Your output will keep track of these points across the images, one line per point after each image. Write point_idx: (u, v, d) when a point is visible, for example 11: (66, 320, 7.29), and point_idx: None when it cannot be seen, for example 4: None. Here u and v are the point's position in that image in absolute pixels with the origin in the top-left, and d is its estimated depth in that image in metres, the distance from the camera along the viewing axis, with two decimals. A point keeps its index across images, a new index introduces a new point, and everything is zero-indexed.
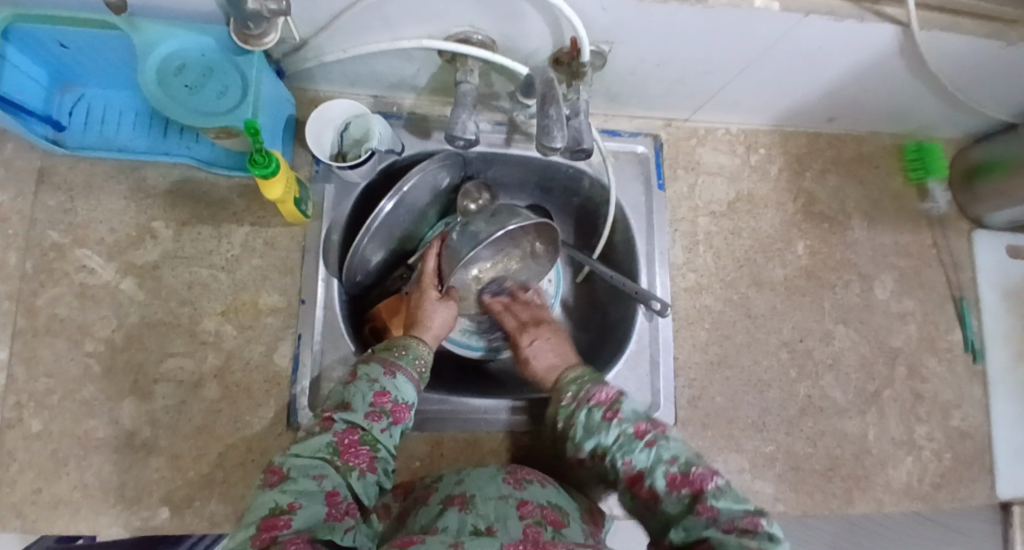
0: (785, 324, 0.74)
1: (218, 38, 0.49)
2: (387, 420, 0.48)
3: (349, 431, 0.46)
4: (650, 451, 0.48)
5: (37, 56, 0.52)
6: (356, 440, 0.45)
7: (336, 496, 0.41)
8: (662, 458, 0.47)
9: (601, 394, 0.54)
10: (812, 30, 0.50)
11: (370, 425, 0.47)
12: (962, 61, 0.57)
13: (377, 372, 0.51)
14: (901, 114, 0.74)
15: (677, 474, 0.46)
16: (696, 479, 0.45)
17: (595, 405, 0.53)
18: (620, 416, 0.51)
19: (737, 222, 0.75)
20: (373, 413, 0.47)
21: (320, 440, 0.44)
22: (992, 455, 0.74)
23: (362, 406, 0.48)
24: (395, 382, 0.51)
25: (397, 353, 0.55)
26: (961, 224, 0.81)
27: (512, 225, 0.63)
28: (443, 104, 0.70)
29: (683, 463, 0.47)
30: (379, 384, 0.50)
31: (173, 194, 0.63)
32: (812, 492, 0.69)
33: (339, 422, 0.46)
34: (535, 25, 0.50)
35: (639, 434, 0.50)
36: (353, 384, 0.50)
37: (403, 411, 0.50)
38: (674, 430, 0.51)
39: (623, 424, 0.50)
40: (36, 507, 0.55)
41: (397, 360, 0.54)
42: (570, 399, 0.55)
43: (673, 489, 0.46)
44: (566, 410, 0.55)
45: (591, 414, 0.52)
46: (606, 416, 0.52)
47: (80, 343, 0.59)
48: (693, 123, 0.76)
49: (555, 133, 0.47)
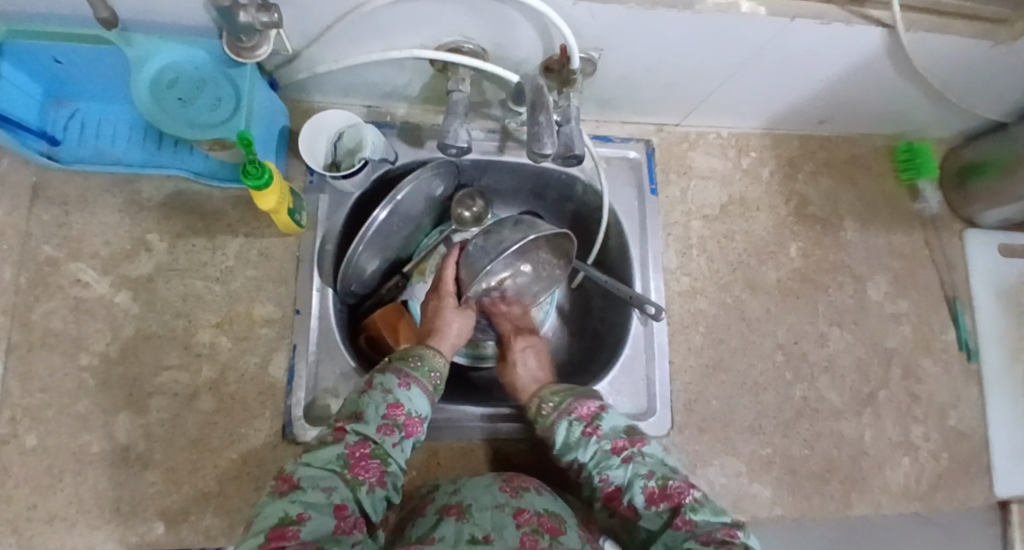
0: (780, 327, 0.74)
1: (210, 52, 0.49)
2: (399, 434, 0.48)
3: (361, 444, 0.46)
4: (628, 467, 0.49)
5: (33, 72, 0.53)
6: (367, 454, 0.45)
7: (344, 510, 0.41)
8: (639, 472, 0.49)
9: (582, 409, 0.54)
10: (799, 35, 0.51)
11: (382, 438, 0.46)
12: (949, 61, 0.58)
13: (392, 382, 0.51)
14: (890, 116, 0.75)
15: (655, 489, 0.47)
16: (674, 494, 0.46)
17: (576, 419, 0.53)
18: (599, 433, 0.52)
19: (730, 225, 0.75)
20: (385, 427, 0.47)
21: (332, 451, 0.44)
22: (989, 454, 0.74)
23: (375, 418, 0.47)
24: (409, 395, 0.50)
25: (412, 363, 0.54)
26: (953, 224, 0.81)
27: (529, 238, 0.63)
28: (436, 113, 0.71)
29: (661, 478, 0.48)
30: (392, 396, 0.49)
31: (167, 207, 0.63)
32: (809, 494, 0.69)
33: (352, 433, 0.46)
34: (525, 33, 0.51)
35: (617, 450, 0.51)
36: (366, 394, 0.49)
37: (416, 424, 0.49)
38: (651, 445, 0.52)
39: (601, 441, 0.51)
40: (31, 523, 0.55)
41: (412, 372, 0.53)
42: (550, 410, 0.56)
43: (651, 503, 0.47)
44: (546, 421, 0.56)
45: (572, 428, 0.53)
46: (585, 432, 0.52)
47: (74, 357, 0.59)
48: (684, 128, 0.77)
49: (546, 139, 0.48)
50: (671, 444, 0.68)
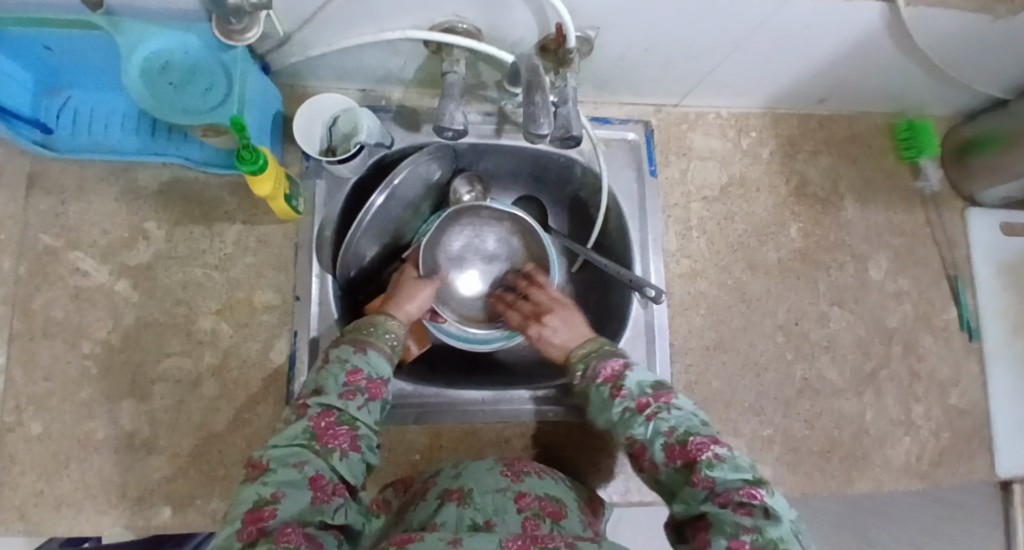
0: (780, 307, 0.74)
1: (201, 36, 0.48)
2: (363, 397, 0.47)
3: (325, 414, 0.44)
4: (649, 424, 0.47)
5: (24, 60, 0.53)
6: (333, 422, 0.43)
7: (320, 479, 0.39)
8: (660, 430, 0.46)
9: (608, 370, 0.53)
10: (797, 11, 0.50)
11: (346, 404, 0.45)
12: (952, 36, 0.56)
13: (348, 350, 0.50)
14: (893, 93, 0.74)
15: (675, 446, 0.44)
16: (693, 451, 0.43)
17: (602, 382, 0.52)
18: (624, 393, 0.50)
19: (730, 206, 0.75)
20: (346, 392, 0.45)
21: (296, 428, 0.42)
22: (991, 431, 0.75)
23: (335, 387, 0.45)
24: (367, 358, 0.50)
25: (367, 331, 0.54)
26: (955, 202, 0.81)
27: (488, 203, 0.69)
28: (432, 96, 0.70)
29: (682, 434, 0.45)
30: (350, 363, 0.48)
31: (165, 194, 0.63)
32: (810, 472, 0.70)
33: (313, 407, 0.44)
34: (520, 12, 0.50)
35: (640, 409, 0.48)
36: (323, 369, 0.48)
37: (378, 385, 0.48)
38: (680, 396, 0.49)
39: (626, 400, 0.49)
40: (39, 508, 0.56)
41: (367, 338, 0.53)
42: (579, 377, 0.55)
43: (670, 460, 0.44)
44: (581, 387, 0.55)
45: (599, 391, 0.52)
46: (612, 392, 0.51)
47: (77, 345, 0.59)
48: (683, 108, 0.76)
49: (542, 120, 0.47)
50: None
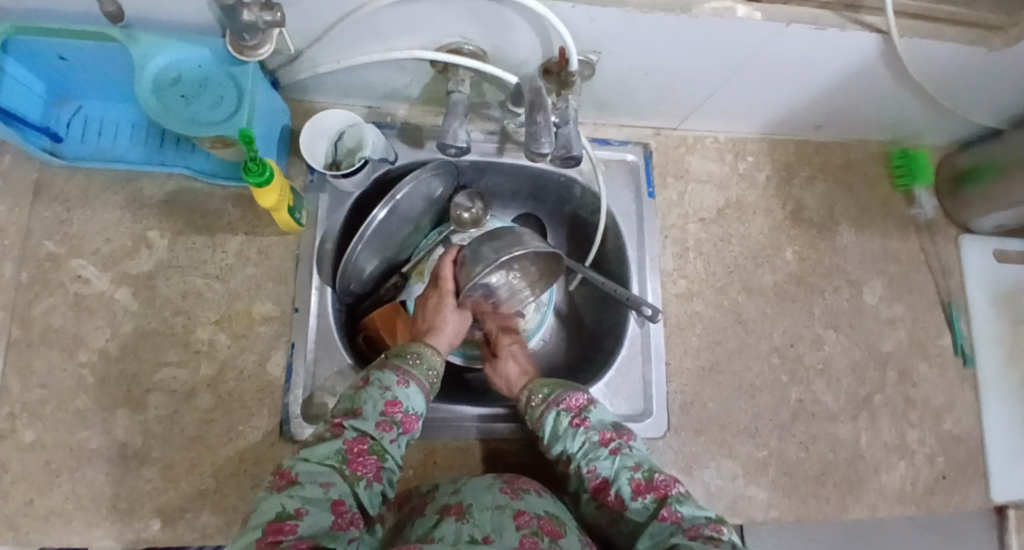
0: (777, 329, 0.74)
1: (213, 49, 0.50)
2: (397, 431, 0.48)
3: (359, 440, 0.46)
4: (615, 459, 0.51)
5: (37, 71, 0.54)
6: (365, 450, 0.45)
7: (342, 506, 0.40)
8: (627, 465, 0.50)
9: (571, 400, 0.56)
10: (795, 39, 0.52)
11: (381, 434, 0.47)
12: (942, 68, 0.58)
13: (390, 379, 0.51)
14: (885, 122, 0.76)
15: (642, 481, 0.49)
16: (661, 485, 0.48)
17: (564, 410, 0.55)
18: (587, 424, 0.54)
19: (727, 229, 0.76)
20: (384, 423, 0.47)
21: (330, 446, 0.44)
22: (985, 458, 0.75)
23: (373, 414, 0.48)
24: (408, 392, 0.51)
25: (411, 360, 0.55)
26: (948, 230, 0.82)
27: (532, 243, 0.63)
28: (436, 114, 0.71)
29: (647, 470, 0.49)
30: (392, 393, 0.50)
31: (169, 204, 0.63)
32: (806, 497, 0.70)
33: (349, 430, 0.46)
34: (525, 36, 0.52)
35: (605, 442, 0.52)
36: (363, 390, 0.50)
37: (413, 421, 0.50)
38: (637, 438, 0.55)
39: (589, 432, 0.53)
40: (27, 518, 0.55)
41: (411, 369, 0.54)
42: (540, 401, 0.57)
43: (637, 494, 0.48)
44: (535, 413, 0.57)
45: (559, 419, 0.54)
46: (573, 422, 0.54)
47: (73, 354, 0.59)
48: (681, 131, 0.78)
49: (543, 139, 0.48)
50: (667, 446, 0.68)
